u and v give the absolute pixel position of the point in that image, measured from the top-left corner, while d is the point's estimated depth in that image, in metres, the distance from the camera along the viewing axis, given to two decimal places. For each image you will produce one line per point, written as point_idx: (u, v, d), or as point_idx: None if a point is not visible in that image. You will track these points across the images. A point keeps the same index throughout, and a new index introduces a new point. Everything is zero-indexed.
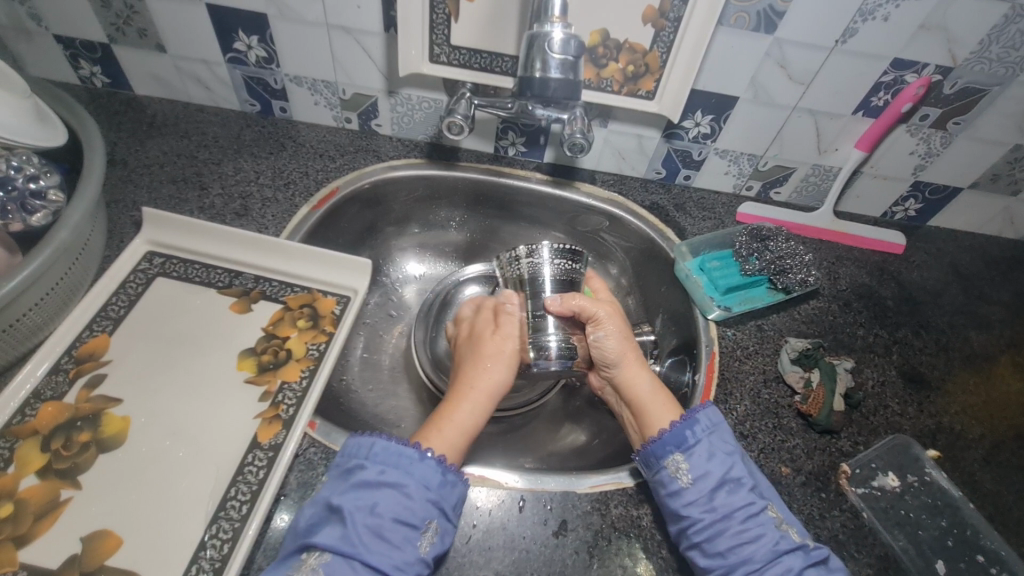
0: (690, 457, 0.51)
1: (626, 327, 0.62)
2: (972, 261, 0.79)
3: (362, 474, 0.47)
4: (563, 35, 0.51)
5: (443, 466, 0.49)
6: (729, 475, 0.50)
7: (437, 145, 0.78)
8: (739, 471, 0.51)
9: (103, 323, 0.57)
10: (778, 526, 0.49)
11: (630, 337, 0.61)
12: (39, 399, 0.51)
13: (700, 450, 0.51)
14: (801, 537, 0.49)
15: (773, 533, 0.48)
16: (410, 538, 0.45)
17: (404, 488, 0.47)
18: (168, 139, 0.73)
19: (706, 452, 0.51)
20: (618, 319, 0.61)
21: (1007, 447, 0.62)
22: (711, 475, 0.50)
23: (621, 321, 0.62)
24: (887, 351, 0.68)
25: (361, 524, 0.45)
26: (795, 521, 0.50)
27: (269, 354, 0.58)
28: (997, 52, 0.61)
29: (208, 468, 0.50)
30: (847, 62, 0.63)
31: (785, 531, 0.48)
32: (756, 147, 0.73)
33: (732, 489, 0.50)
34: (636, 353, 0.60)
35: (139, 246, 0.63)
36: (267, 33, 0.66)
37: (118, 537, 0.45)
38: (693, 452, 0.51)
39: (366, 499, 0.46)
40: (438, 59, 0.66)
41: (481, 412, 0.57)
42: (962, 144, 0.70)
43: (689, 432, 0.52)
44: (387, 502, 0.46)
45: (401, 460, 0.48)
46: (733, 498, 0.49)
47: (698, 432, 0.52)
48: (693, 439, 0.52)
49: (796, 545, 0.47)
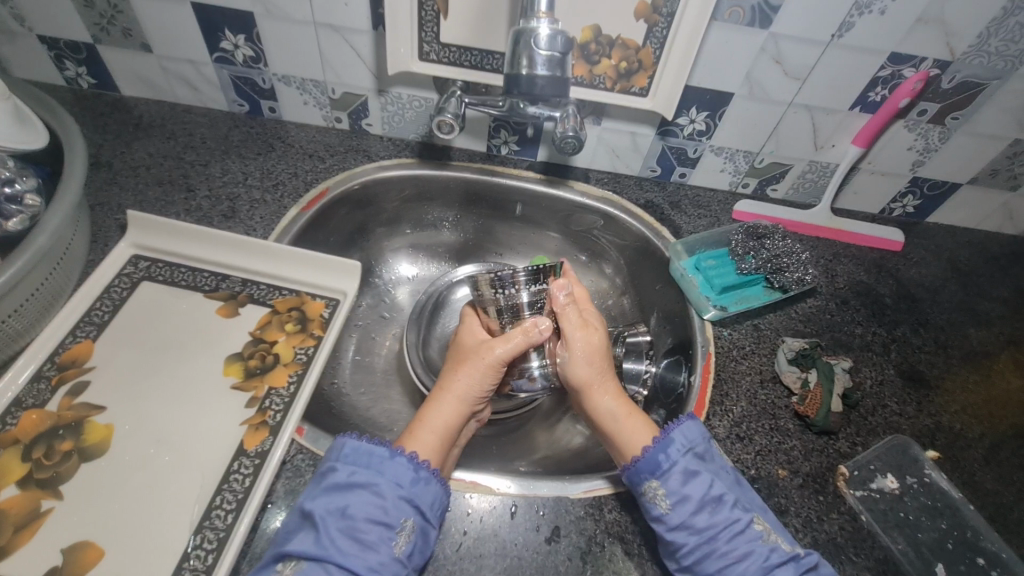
0: (667, 482, 0.49)
1: (603, 346, 0.59)
2: (971, 257, 0.78)
3: (333, 476, 0.47)
4: (549, 31, 0.50)
5: (416, 462, 0.49)
6: (710, 495, 0.48)
7: (429, 145, 0.77)
8: (721, 487, 0.48)
9: (87, 328, 0.56)
10: (766, 538, 0.47)
11: (601, 359, 0.58)
12: (20, 407, 0.50)
13: (677, 473, 0.49)
14: (791, 545, 0.47)
15: (761, 546, 0.46)
16: (386, 538, 0.45)
17: (375, 487, 0.47)
18: (155, 140, 0.72)
19: (683, 475, 0.49)
20: (593, 337, 0.59)
21: (1008, 446, 0.61)
22: (690, 498, 0.48)
23: (597, 339, 0.59)
24: (885, 350, 0.67)
25: (334, 527, 0.45)
26: (782, 529, 0.48)
27: (256, 359, 0.57)
28: (996, 46, 0.60)
29: (193, 476, 0.49)
30: (843, 57, 0.62)
31: (774, 542, 0.47)
32: (752, 144, 0.72)
33: (714, 510, 0.47)
34: (608, 374, 0.58)
35: (124, 249, 0.62)
36: (253, 32, 0.65)
37: (100, 548, 0.44)
38: (670, 476, 0.49)
39: (338, 501, 0.46)
40: (428, 57, 0.64)
41: (454, 413, 0.55)
42: (960, 139, 0.69)
43: (664, 455, 0.50)
44: (359, 503, 0.46)
45: (372, 459, 0.48)
46: (717, 518, 0.47)
47: (673, 453, 0.50)
48: (668, 463, 0.49)
49: (786, 557, 0.46)
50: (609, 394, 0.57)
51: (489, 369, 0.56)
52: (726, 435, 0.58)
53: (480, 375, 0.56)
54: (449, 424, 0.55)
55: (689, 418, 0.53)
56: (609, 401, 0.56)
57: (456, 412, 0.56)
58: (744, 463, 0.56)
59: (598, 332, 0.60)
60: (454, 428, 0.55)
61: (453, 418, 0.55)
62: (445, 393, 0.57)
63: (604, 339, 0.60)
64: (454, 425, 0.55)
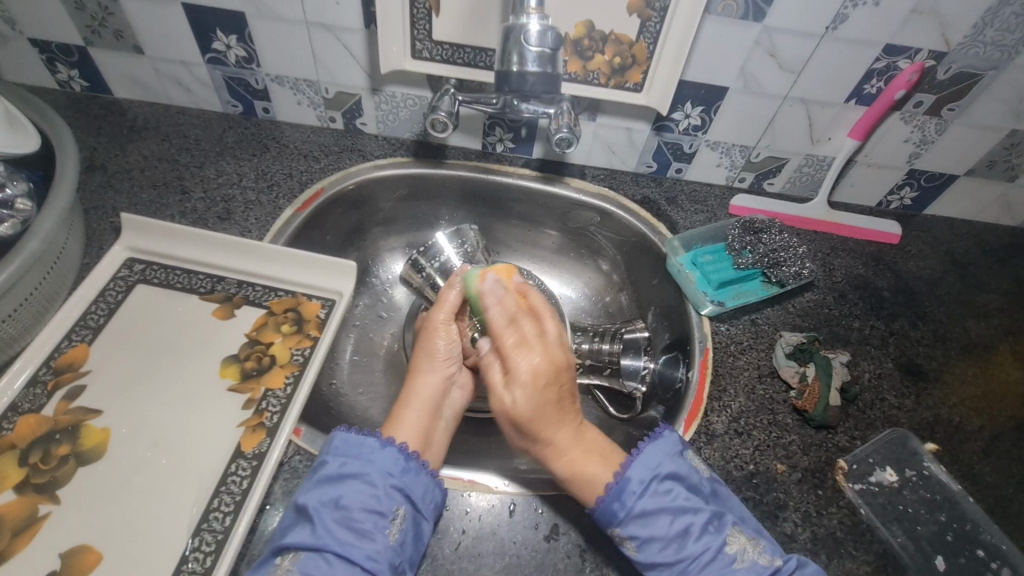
0: (628, 527, 0.47)
1: (524, 415, 0.48)
2: (969, 248, 0.78)
3: (324, 469, 0.47)
4: (539, 27, 0.50)
5: (405, 452, 0.49)
6: (674, 530, 0.46)
7: (424, 143, 0.77)
8: (686, 518, 0.47)
9: (82, 332, 0.56)
10: (740, 559, 0.46)
11: (526, 424, 0.49)
12: (16, 412, 0.50)
13: (637, 517, 0.47)
14: (770, 557, 0.46)
15: (736, 568, 0.45)
16: (380, 526, 0.45)
17: (367, 477, 0.47)
18: (149, 142, 0.72)
19: (643, 517, 0.47)
20: (512, 402, 0.49)
21: (1007, 438, 0.61)
22: (654, 539, 0.46)
23: (518, 403, 0.48)
24: (884, 344, 0.66)
25: (329, 518, 0.45)
26: (762, 537, 0.47)
27: (252, 361, 0.57)
28: (992, 36, 0.59)
29: (191, 478, 0.49)
30: (838, 50, 0.61)
31: (749, 560, 0.46)
32: (748, 138, 0.72)
33: (682, 544, 0.46)
34: (547, 434, 0.49)
35: (119, 252, 0.61)
36: (244, 32, 0.65)
37: (98, 552, 0.44)
38: (629, 521, 0.47)
39: (331, 493, 0.46)
40: (421, 55, 0.64)
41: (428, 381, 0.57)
42: (957, 131, 0.69)
43: (619, 504, 0.47)
44: (352, 493, 0.46)
45: (362, 449, 0.48)
46: (685, 553, 0.46)
47: (629, 497, 0.47)
48: (624, 510, 0.47)
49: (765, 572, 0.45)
50: (553, 457, 0.50)
51: (433, 332, 0.58)
52: (724, 431, 0.58)
53: (429, 338, 0.58)
54: (420, 394, 0.56)
55: (647, 444, 0.50)
56: (554, 461, 0.50)
57: (422, 380, 0.57)
58: (743, 459, 0.56)
59: (518, 396, 0.48)
60: (424, 396, 0.56)
61: (422, 388, 0.56)
62: (413, 368, 0.58)
63: (528, 404, 0.48)
64: (424, 395, 0.56)
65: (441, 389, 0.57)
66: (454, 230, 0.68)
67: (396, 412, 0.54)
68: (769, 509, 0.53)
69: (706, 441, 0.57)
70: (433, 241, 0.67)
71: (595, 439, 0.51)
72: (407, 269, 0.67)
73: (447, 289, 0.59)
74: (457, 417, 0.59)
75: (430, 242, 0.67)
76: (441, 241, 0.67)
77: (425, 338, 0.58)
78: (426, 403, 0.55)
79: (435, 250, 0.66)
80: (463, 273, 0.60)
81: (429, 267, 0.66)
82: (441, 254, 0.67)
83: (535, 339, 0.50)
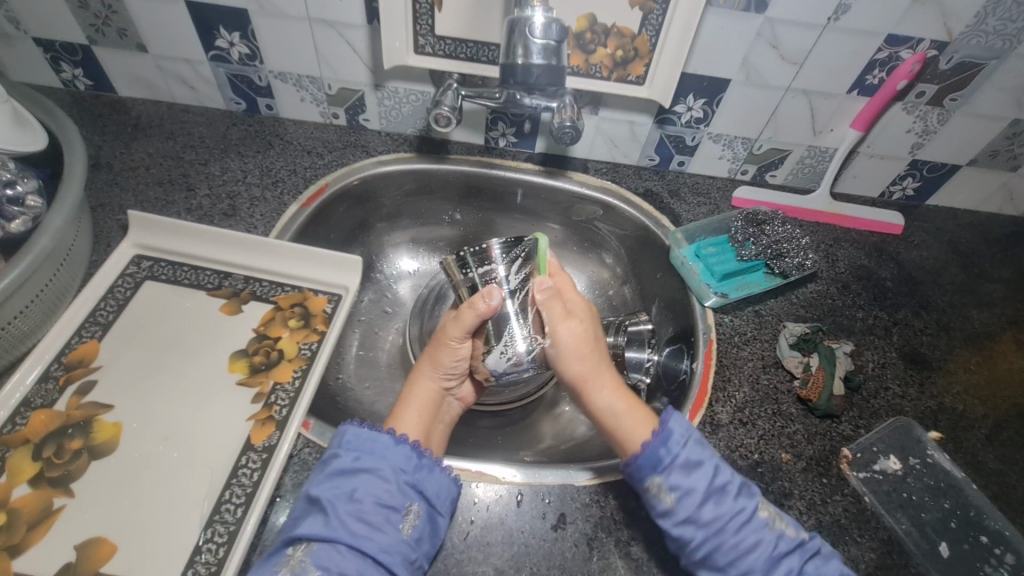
0: (671, 476, 0.48)
1: (591, 338, 0.56)
2: (972, 239, 0.78)
3: (336, 462, 0.48)
4: (544, 19, 0.50)
5: (418, 450, 0.50)
6: (715, 484, 0.47)
7: (426, 139, 0.77)
8: (725, 476, 0.48)
9: (92, 328, 0.57)
10: (770, 525, 0.47)
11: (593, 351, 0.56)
12: (29, 407, 0.50)
13: (680, 466, 0.48)
14: (795, 531, 0.48)
15: (768, 534, 0.47)
16: (392, 520, 0.46)
17: (380, 472, 0.48)
18: (154, 140, 0.72)
19: (686, 467, 0.48)
20: (578, 327, 0.56)
21: (1010, 426, 0.61)
22: (697, 490, 0.47)
23: (583, 330, 0.56)
24: (887, 333, 0.67)
25: (342, 511, 0.45)
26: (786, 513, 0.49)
27: (261, 355, 0.57)
28: (994, 25, 0.59)
29: (203, 471, 0.49)
30: (841, 41, 0.61)
31: (779, 529, 0.47)
32: (750, 131, 0.72)
33: (721, 500, 0.47)
34: (601, 363, 0.56)
35: (127, 249, 0.62)
36: (248, 29, 0.65)
37: (113, 544, 0.45)
38: (672, 470, 0.48)
39: (343, 486, 0.47)
40: (422, 50, 0.64)
41: (430, 388, 0.58)
42: (959, 121, 0.69)
43: (664, 450, 0.48)
44: (365, 486, 0.47)
45: (374, 445, 0.49)
46: (721, 510, 0.47)
47: (675, 445, 0.48)
48: (670, 456, 0.48)
49: (791, 544, 0.46)
50: (607, 387, 0.55)
51: (444, 345, 0.57)
52: (730, 420, 0.58)
53: (441, 351, 0.57)
54: (419, 396, 0.57)
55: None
56: (607, 394, 0.55)
57: (422, 383, 0.58)
58: (748, 448, 0.56)
59: (585, 319, 0.57)
60: (423, 398, 0.57)
61: (421, 390, 0.58)
62: (416, 368, 0.59)
63: (592, 329, 0.57)
64: (424, 399, 0.57)
65: (438, 396, 0.59)
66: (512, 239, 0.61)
67: (397, 409, 0.56)
68: (775, 498, 0.54)
69: (712, 431, 0.57)
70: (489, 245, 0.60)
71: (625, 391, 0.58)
72: (451, 263, 0.61)
73: (469, 311, 0.55)
74: (452, 420, 0.61)
75: (484, 244, 0.61)
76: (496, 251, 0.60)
77: (439, 349, 0.58)
78: (425, 408, 0.57)
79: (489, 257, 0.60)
80: (487, 295, 0.55)
81: (473, 271, 0.60)
82: (491, 263, 0.60)
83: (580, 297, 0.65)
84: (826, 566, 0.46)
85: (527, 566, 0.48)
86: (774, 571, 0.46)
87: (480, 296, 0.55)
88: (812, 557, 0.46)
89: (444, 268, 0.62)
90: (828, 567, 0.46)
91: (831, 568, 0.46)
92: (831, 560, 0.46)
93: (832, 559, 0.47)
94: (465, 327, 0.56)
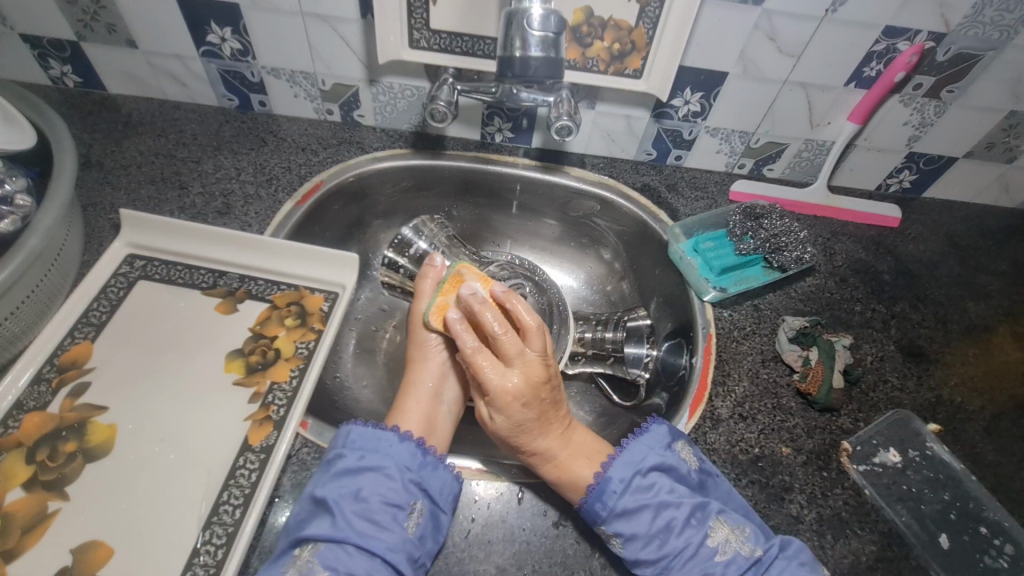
0: (614, 526, 0.47)
1: (499, 425, 0.52)
2: (968, 231, 0.78)
3: (342, 462, 0.48)
4: (542, 11, 0.50)
5: (423, 446, 0.50)
6: (657, 526, 0.47)
7: (422, 135, 0.76)
8: (669, 513, 0.48)
9: (84, 329, 0.56)
10: (721, 552, 0.47)
11: (512, 436, 0.52)
12: (22, 410, 0.50)
13: (620, 515, 0.47)
14: (751, 547, 0.47)
15: (716, 563, 0.47)
16: (398, 518, 0.46)
17: (385, 470, 0.48)
18: (145, 138, 0.71)
19: (627, 514, 0.48)
20: (488, 415, 0.52)
21: (1008, 417, 0.61)
22: (639, 535, 0.47)
23: (495, 418, 0.52)
24: (885, 326, 0.67)
25: (348, 510, 0.45)
26: (744, 525, 0.48)
27: (257, 355, 0.57)
28: (991, 16, 0.59)
29: (199, 473, 0.49)
30: (838, 33, 0.61)
31: (731, 552, 0.47)
32: (747, 124, 0.72)
33: (664, 540, 0.47)
34: (523, 445, 0.51)
35: (119, 249, 0.61)
36: (240, 24, 0.64)
37: (109, 548, 0.44)
38: (614, 520, 0.47)
39: (349, 485, 0.46)
40: (418, 45, 0.64)
41: (427, 378, 0.58)
42: (956, 113, 0.69)
43: (601, 503, 0.48)
44: (371, 485, 0.47)
45: (380, 443, 0.49)
46: (668, 547, 0.47)
47: (611, 496, 0.48)
48: (607, 509, 0.47)
49: (746, 565, 0.46)
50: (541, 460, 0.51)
51: (417, 324, 0.60)
52: (729, 415, 0.58)
53: (419, 327, 0.60)
54: (417, 383, 0.57)
55: (629, 442, 0.51)
56: (538, 467, 0.51)
57: (419, 369, 0.59)
58: (748, 442, 0.56)
59: (493, 411, 0.51)
60: (421, 382, 0.58)
61: (418, 378, 0.58)
62: (411, 360, 0.60)
63: (501, 416, 0.51)
64: (420, 384, 0.57)
65: (438, 374, 0.58)
66: (415, 226, 0.72)
67: (400, 403, 0.56)
68: (775, 492, 0.54)
69: (711, 426, 0.57)
70: (401, 236, 0.72)
71: (584, 444, 0.53)
72: (386, 272, 0.72)
73: (426, 280, 0.62)
74: (462, 394, 0.60)
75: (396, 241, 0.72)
76: (409, 236, 0.71)
77: (415, 328, 0.60)
78: (422, 392, 0.57)
79: (408, 241, 0.71)
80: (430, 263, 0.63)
81: (403, 262, 0.71)
82: (412, 246, 0.72)
83: (508, 351, 0.52)
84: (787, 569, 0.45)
85: (528, 563, 0.47)
86: None
87: (426, 267, 0.63)
88: (767, 570, 0.46)
89: (384, 282, 0.73)
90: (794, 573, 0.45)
91: (795, 564, 0.46)
92: (793, 561, 0.46)
93: (792, 561, 0.46)
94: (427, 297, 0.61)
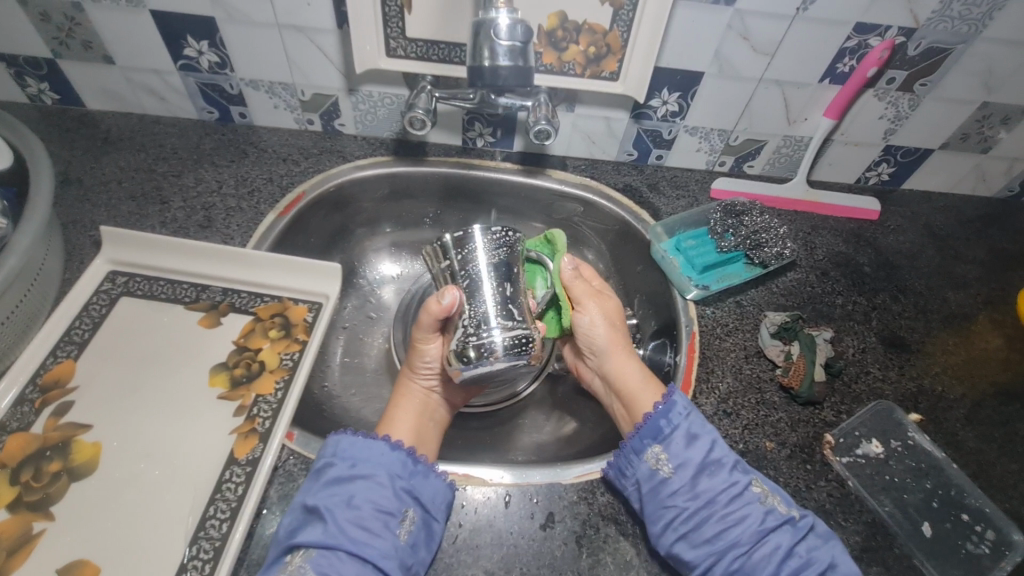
0: (670, 446, 0.51)
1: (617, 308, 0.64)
2: (946, 221, 0.79)
3: (331, 471, 0.48)
4: (509, 21, 0.50)
5: (412, 455, 0.51)
6: (710, 457, 0.51)
7: (403, 141, 0.76)
8: (720, 451, 0.51)
9: (67, 348, 0.56)
10: (762, 500, 0.49)
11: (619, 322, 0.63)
12: (5, 431, 0.50)
13: (680, 437, 0.51)
14: (787, 508, 0.49)
15: (757, 509, 0.49)
16: (390, 526, 0.47)
17: (378, 478, 0.49)
18: (124, 153, 0.71)
19: (686, 438, 0.51)
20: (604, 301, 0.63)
21: (988, 404, 0.62)
22: (691, 462, 0.50)
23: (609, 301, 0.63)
24: (866, 318, 0.68)
25: (341, 517, 0.46)
26: (780, 491, 0.50)
27: (242, 368, 0.57)
28: (958, 10, 0.60)
29: (186, 488, 0.49)
30: (810, 31, 0.62)
31: (770, 505, 0.49)
32: (725, 123, 0.73)
33: (713, 471, 0.50)
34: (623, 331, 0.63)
35: (100, 266, 0.61)
36: (216, 36, 0.64)
37: (95, 566, 0.45)
38: (672, 440, 0.51)
39: (342, 493, 0.47)
40: (395, 53, 0.64)
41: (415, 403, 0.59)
42: (930, 105, 0.70)
43: (665, 421, 0.52)
44: (364, 492, 0.48)
45: (371, 452, 0.50)
46: (715, 482, 0.50)
47: (676, 416, 0.52)
48: (670, 427, 0.52)
49: (782, 520, 0.48)
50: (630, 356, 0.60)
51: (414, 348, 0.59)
52: (714, 412, 0.59)
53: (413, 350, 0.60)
54: (403, 402, 0.59)
55: None
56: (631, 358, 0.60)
57: (405, 387, 0.60)
58: (733, 438, 0.57)
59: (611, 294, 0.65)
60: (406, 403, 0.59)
61: (405, 397, 0.60)
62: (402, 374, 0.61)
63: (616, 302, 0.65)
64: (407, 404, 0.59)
65: (422, 398, 0.60)
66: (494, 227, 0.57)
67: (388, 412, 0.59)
68: None
69: None
70: (467, 231, 0.56)
71: None
72: (432, 249, 0.58)
73: (426, 313, 0.56)
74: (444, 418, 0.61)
75: (465, 232, 0.57)
76: (471, 237, 0.56)
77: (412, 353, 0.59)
78: (408, 411, 0.59)
79: (467, 241, 0.56)
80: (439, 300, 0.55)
81: (451, 258, 0.56)
82: (471, 245, 0.56)
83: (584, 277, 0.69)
84: (816, 545, 0.47)
85: (516, 567, 0.48)
86: (761, 545, 0.47)
87: (434, 297, 0.56)
88: (804, 536, 0.48)
89: (428, 257, 0.59)
90: (820, 551, 0.47)
91: (821, 543, 0.47)
92: (828, 541, 0.48)
93: (824, 536, 0.48)
94: (427, 325, 0.57)
